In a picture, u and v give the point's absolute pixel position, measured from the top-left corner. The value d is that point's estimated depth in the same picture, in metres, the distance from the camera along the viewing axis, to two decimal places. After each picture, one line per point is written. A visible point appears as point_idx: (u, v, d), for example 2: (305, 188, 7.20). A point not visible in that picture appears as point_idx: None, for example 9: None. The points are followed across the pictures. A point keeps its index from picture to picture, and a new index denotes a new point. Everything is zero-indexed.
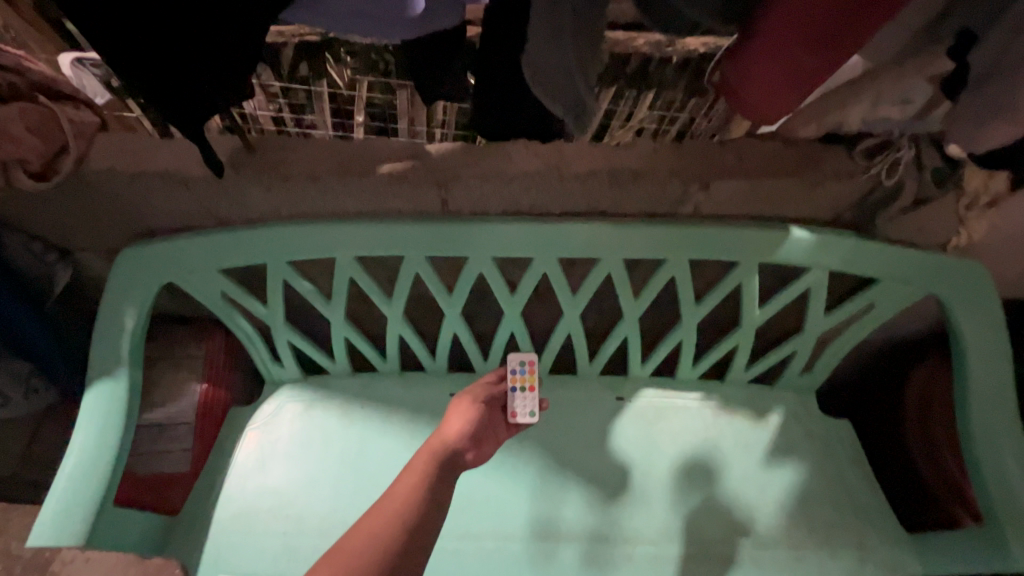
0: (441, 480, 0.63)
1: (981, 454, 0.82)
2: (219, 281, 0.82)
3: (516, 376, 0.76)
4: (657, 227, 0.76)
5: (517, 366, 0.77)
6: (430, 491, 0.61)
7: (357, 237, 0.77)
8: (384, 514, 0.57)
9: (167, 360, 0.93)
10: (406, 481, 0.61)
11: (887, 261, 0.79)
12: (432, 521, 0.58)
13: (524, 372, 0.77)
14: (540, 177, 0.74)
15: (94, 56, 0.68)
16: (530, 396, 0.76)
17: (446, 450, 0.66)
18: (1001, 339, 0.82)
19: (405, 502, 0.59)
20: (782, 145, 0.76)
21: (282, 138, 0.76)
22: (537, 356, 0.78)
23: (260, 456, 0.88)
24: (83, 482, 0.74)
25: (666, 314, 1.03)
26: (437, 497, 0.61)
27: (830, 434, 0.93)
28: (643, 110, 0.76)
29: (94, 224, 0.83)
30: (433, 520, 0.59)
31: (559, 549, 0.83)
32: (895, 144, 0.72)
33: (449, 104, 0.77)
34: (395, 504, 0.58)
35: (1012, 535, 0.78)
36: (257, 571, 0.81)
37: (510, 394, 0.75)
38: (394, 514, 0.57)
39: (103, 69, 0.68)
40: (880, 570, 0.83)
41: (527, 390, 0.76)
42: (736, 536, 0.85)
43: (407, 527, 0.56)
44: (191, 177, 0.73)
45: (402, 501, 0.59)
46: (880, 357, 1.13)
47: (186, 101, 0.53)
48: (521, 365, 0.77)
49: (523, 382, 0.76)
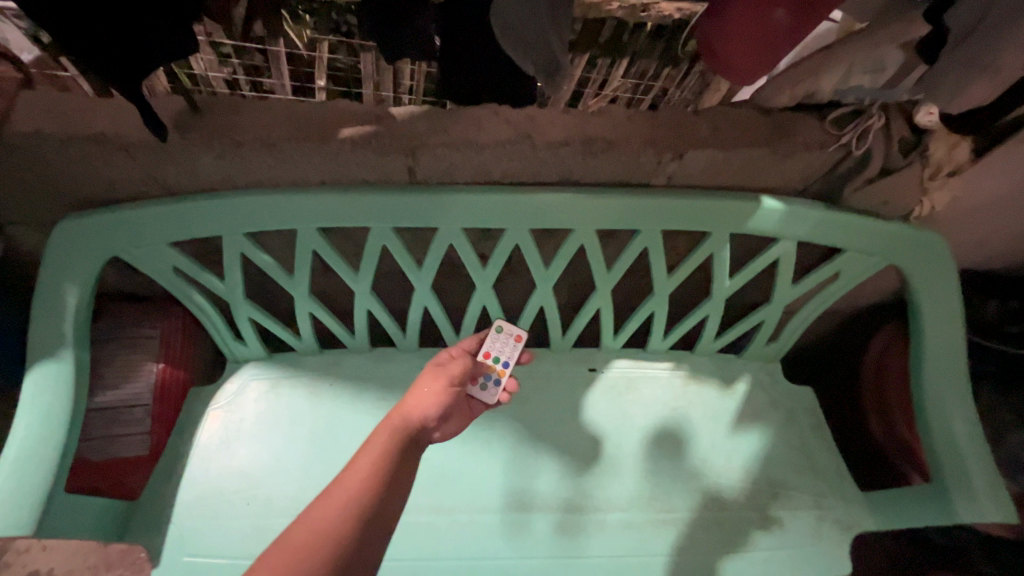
0: (403, 456, 0.59)
1: (932, 415, 0.86)
2: (170, 255, 0.77)
3: (503, 372, 0.79)
4: (631, 197, 0.75)
5: (497, 385, 0.78)
6: (392, 466, 0.56)
7: (319, 208, 0.73)
8: (340, 493, 0.52)
9: (117, 341, 0.87)
10: (364, 461, 0.56)
11: (852, 232, 0.80)
12: (393, 500, 0.54)
13: (496, 377, 0.79)
14: (512, 145, 0.72)
15: (15, 6, 0.58)
16: (498, 349, 0.81)
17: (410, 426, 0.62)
18: (955, 305, 0.85)
19: (368, 478, 0.54)
20: (756, 114, 0.75)
21: (235, 102, 0.70)
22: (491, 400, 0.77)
23: (225, 436, 0.85)
24: (28, 470, 0.70)
25: (639, 287, 1.04)
26: (400, 474, 0.57)
27: (793, 401, 0.97)
28: (617, 78, 0.71)
29: (26, 193, 0.76)
30: (395, 498, 0.54)
31: (533, 519, 0.84)
32: (865, 112, 0.72)
33: (416, 67, 0.70)
34: (354, 482, 0.53)
35: (957, 489, 0.83)
36: (222, 553, 0.79)
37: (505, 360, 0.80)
38: (351, 497, 0.52)
39: (31, 24, 0.59)
40: (837, 527, 0.88)
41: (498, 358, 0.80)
42: (702, 502, 0.87)
43: (367, 513, 0.51)
44: (131, 141, 0.67)
45: (363, 477, 0.54)
46: (841, 327, 1.18)
47: (125, 51, 0.49)
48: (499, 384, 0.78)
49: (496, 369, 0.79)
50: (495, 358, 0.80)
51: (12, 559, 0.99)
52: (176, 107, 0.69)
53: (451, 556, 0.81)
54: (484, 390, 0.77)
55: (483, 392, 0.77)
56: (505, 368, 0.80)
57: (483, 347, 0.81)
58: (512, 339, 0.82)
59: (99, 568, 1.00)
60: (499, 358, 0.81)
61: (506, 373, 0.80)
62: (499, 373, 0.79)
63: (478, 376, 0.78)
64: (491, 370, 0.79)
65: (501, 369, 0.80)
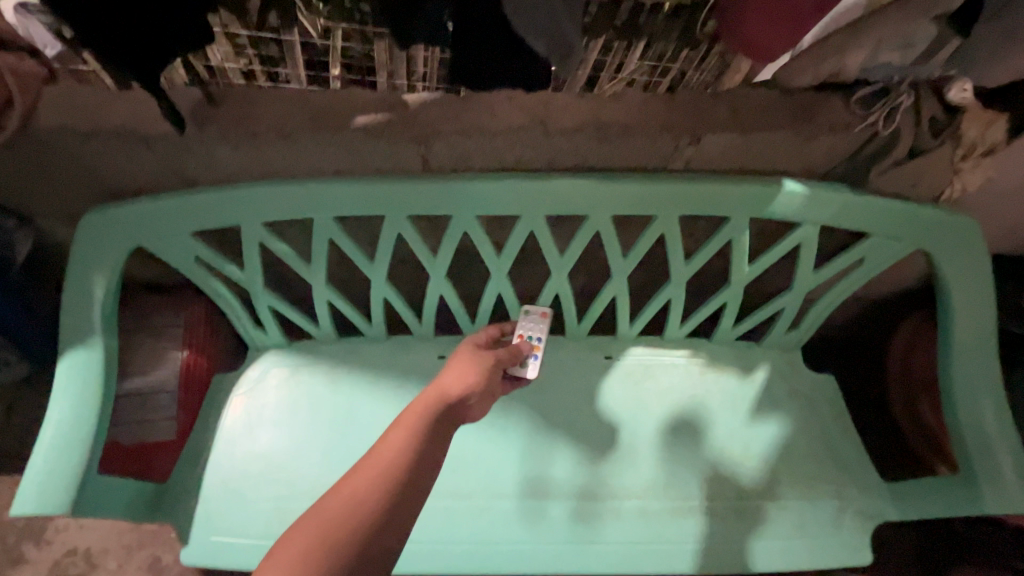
0: (436, 432, 0.56)
1: (960, 404, 0.84)
2: (191, 245, 0.78)
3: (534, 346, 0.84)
4: (647, 183, 0.73)
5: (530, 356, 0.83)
6: (420, 448, 0.53)
7: (333, 197, 0.73)
8: (367, 475, 0.49)
9: (144, 330, 0.90)
10: (397, 434, 0.54)
11: (878, 215, 0.77)
12: (415, 492, 0.49)
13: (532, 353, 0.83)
14: (524, 132, 0.72)
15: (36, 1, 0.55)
16: (532, 328, 0.85)
17: (442, 402, 0.59)
18: (986, 292, 0.82)
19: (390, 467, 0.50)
20: (777, 94, 0.73)
21: (250, 91, 0.70)
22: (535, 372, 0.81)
23: (248, 421, 0.88)
24: (62, 454, 0.72)
25: (656, 274, 1.02)
26: (427, 456, 0.53)
27: (814, 390, 0.95)
28: (634, 62, 0.67)
29: (54, 186, 0.79)
30: (416, 489, 0.50)
31: (549, 505, 0.84)
32: (893, 92, 0.68)
33: (429, 53, 0.65)
34: (376, 470, 0.49)
35: (984, 480, 0.81)
36: (249, 534, 0.81)
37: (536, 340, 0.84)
38: (382, 464, 0.50)
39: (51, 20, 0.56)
40: (858, 517, 0.86)
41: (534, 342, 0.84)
42: (720, 489, 0.87)
43: (398, 480, 0.49)
44: (151, 135, 0.70)
45: (385, 465, 0.50)
46: (871, 312, 1.14)
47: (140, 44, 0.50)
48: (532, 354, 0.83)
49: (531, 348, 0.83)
50: (527, 338, 0.84)
51: (52, 537, 1.04)
52: (193, 98, 0.69)
53: (469, 541, 0.82)
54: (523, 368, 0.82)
55: (525, 368, 0.82)
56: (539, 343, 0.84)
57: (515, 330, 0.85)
58: (536, 315, 0.86)
59: (133, 545, 1.05)
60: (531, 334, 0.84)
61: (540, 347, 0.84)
62: (535, 349, 0.83)
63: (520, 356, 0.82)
64: (528, 349, 0.83)
65: (536, 345, 0.84)
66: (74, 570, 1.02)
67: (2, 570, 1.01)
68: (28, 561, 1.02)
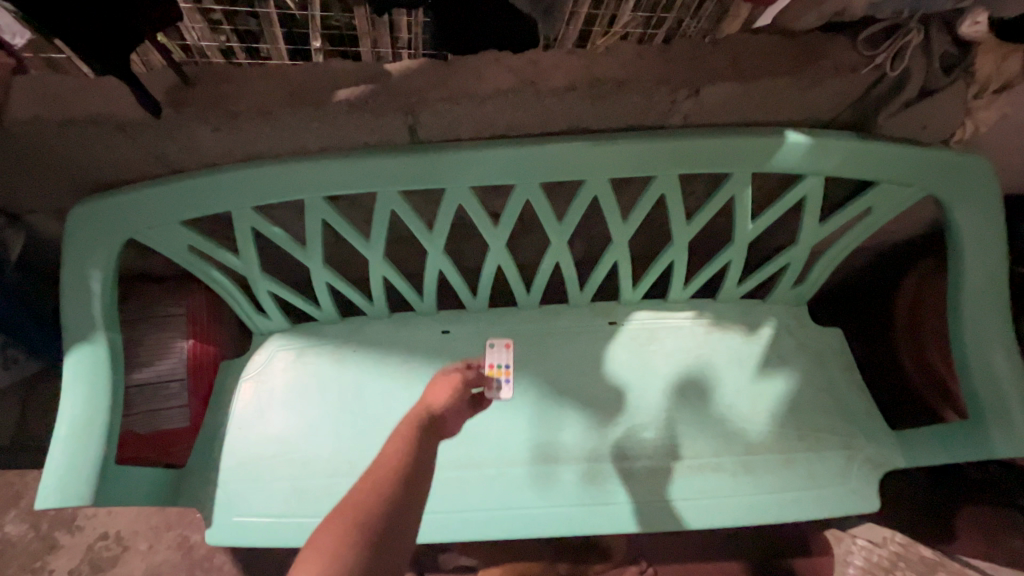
0: (429, 435, 0.55)
1: (969, 349, 0.83)
2: (183, 234, 0.77)
3: (502, 370, 0.77)
4: (643, 141, 0.71)
5: (500, 380, 0.76)
6: (420, 448, 0.52)
7: (323, 176, 0.71)
8: (376, 475, 0.47)
9: (148, 320, 0.91)
10: (395, 441, 0.53)
11: (885, 161, 0.74)
12: (418, 492, 0.48)
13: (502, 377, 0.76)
14: (515, 94, 0.67)
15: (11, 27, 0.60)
16: (496, 359, 0.78)
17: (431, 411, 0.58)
18: (997, 233, 0.80)
19: (388, 474, 0.47)
20: (780, 39, 0.69)
21: (228, 70, 0.68)
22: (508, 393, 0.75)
23: (259, 405, 0.89)
24: (81, 446, 0.74)
25: (657, 236, 1.01)
26: (426, 454, 0.52)
27: (821, 343, 0.94)
28: (626, 13, 0.68)
29: (38, 180, 0.77)
30: (418, 492, 0.48)
31: (560, 470, 0.86)
32: (903, 27, 0.65)
33: (413, 18, 0.67)
34: (375, 477, 0.47)
35: (994, 424, 0.81)
36: (269, 512, 0.83)
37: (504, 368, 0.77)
38: (387, 465, 0.49)
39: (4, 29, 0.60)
40: (866, 465, 0.87)
41: (503, 369, 0.77)
42: (728, 445, 0.88)
43: (404, 473, 0.48)
44: (128, 120, 0.66)
45: (389, 467, 0.49)
46: (880, 263, 1.13)
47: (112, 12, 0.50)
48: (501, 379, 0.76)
49: (501, 374, 0.76)
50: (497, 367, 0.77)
51: (83, 523, 1.08)
52: (168, 81, 0.67)
53: (483, 507, 0.84)
54: (501, 389, 0.75)
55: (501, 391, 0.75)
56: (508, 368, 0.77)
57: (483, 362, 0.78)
58: (500, 347, 0.79)
59: (161, 527, 1.08)
60: (502, 361, 0.78)
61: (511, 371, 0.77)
62: (506, 375, 0.76)
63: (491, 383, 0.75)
64: (498, 376, 0.76)
65: (507, 371, 0.77)
66: (107, 553, 1.06)
67: (39, 555, 1.05)
68: (62, 547, 1.06)
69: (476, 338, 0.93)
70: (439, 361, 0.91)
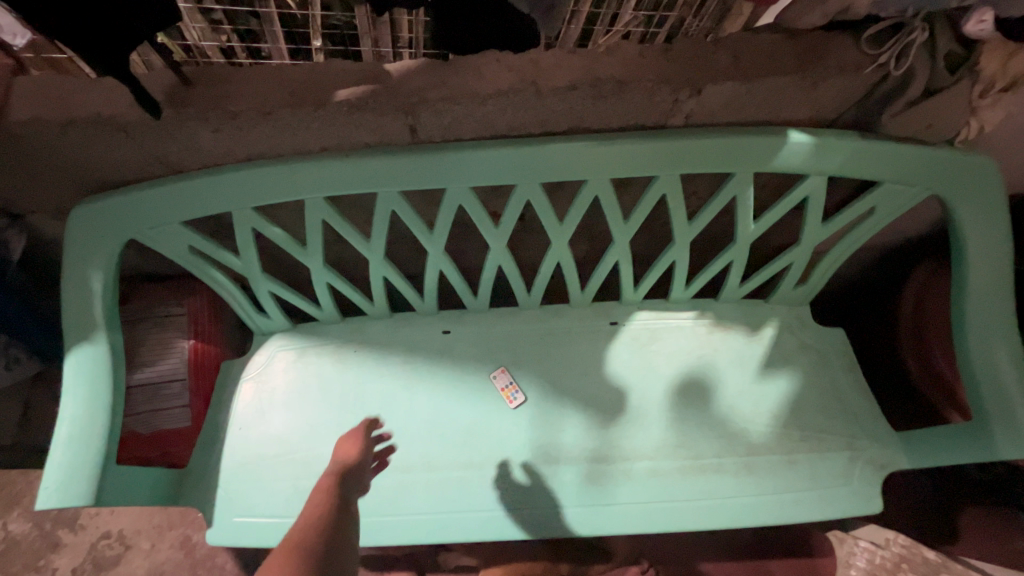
0: (345, 484, 0.65)
1: (973, 349, 0.83)
2: (183, 234, 0.77)
3: (508, 389, 0.89)
4: (644, 141, 0.70)
5: (514, 397, 0.89)
6: (340, 494, 0.62)
7: (323, 177, 0.71)
8: (311, 512, 0.56)
9: (149, 321, 0.91)
10: (318, 492, 0.62)
11: (890, 161, 0.74)
12: (351, 518, 0.57)
13: (512, 393, 0.89)
14: (516, 94, 0.67)
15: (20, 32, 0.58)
16: (501, 381, 0.90)
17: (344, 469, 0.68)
18: (1001, 233, 0.79)
19: (321, 511, 0.56)
20: (783, 38, 0.68)
21: (228, 70, 0.68)
22: (525, 401, 0.89)
23: (260, 404, 0.89)
24: (81, 447, 0.74)
25: (659, 236, 1.00)
26: (347, 497, 0.62)
27: (824, 344, 0.94)
28: (628, 11, 0.68)
29: (39, 180, 0.77)
30: (349, 518, 0.57)
31: (560, 470, 0.86)
32: (907, 26, 0.65)
33: (414, 17, 0.67)
34: (311, 513, 0.55)
35: (998, 426, 0.80)
36: (270, 512, 0.83)
37: (511, 386, 0.90)
38: (317, 505, 0.58)
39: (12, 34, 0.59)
40: (869, 466, 0.87)
41: (510, 386, 0.90)
42: (729, 446, 0.87)
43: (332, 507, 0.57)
44: (128, 121, 0.66)
45: (320, 504, 0.58)
46: (881, 265, 1.13)
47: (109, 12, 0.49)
48: (513, 394, 0.89)
49: (511, 391, 0.89)
50: (507, 389, 0.90)
51: (86, 522, 1.08)
52: (167, 81, 0.67)
53: (482, 508, 0.84)
54: (518, 401, 0.89)
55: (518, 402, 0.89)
56: (512, 384, 0.90)
57: (494, 388, 0.90)
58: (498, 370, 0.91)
59: (164, 526, 1.09)
60: (507, 379, 0.90)
61: (516, 384, 0.90)
62: (514, 389, 0.90)
63: (509, 402, 0.89)
64: (510, 392, 0.89)
65: (512, 386, 0.90)
66: (110, 552, 1.06)
67: (42, 554, 1.06)
68: (65, 546, 1.06)
69: (476, 339, 0.93)
70: (440, 361, 0.91)
